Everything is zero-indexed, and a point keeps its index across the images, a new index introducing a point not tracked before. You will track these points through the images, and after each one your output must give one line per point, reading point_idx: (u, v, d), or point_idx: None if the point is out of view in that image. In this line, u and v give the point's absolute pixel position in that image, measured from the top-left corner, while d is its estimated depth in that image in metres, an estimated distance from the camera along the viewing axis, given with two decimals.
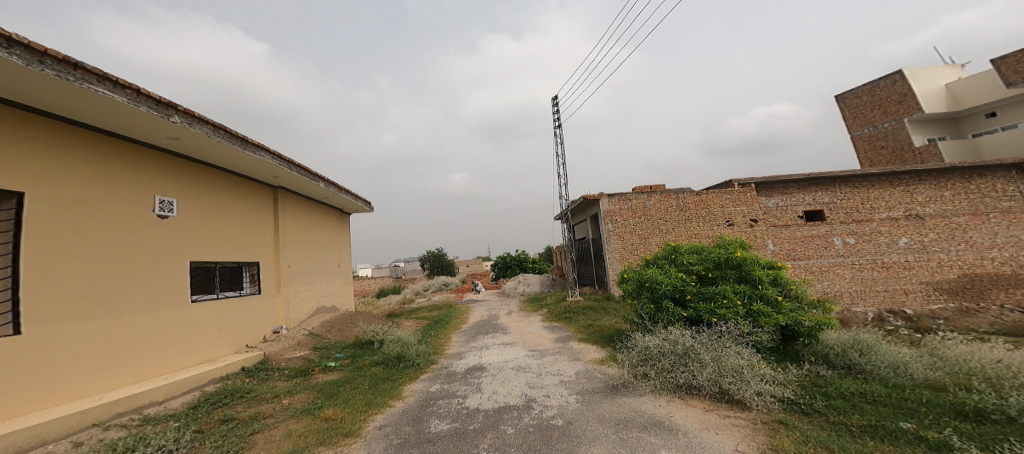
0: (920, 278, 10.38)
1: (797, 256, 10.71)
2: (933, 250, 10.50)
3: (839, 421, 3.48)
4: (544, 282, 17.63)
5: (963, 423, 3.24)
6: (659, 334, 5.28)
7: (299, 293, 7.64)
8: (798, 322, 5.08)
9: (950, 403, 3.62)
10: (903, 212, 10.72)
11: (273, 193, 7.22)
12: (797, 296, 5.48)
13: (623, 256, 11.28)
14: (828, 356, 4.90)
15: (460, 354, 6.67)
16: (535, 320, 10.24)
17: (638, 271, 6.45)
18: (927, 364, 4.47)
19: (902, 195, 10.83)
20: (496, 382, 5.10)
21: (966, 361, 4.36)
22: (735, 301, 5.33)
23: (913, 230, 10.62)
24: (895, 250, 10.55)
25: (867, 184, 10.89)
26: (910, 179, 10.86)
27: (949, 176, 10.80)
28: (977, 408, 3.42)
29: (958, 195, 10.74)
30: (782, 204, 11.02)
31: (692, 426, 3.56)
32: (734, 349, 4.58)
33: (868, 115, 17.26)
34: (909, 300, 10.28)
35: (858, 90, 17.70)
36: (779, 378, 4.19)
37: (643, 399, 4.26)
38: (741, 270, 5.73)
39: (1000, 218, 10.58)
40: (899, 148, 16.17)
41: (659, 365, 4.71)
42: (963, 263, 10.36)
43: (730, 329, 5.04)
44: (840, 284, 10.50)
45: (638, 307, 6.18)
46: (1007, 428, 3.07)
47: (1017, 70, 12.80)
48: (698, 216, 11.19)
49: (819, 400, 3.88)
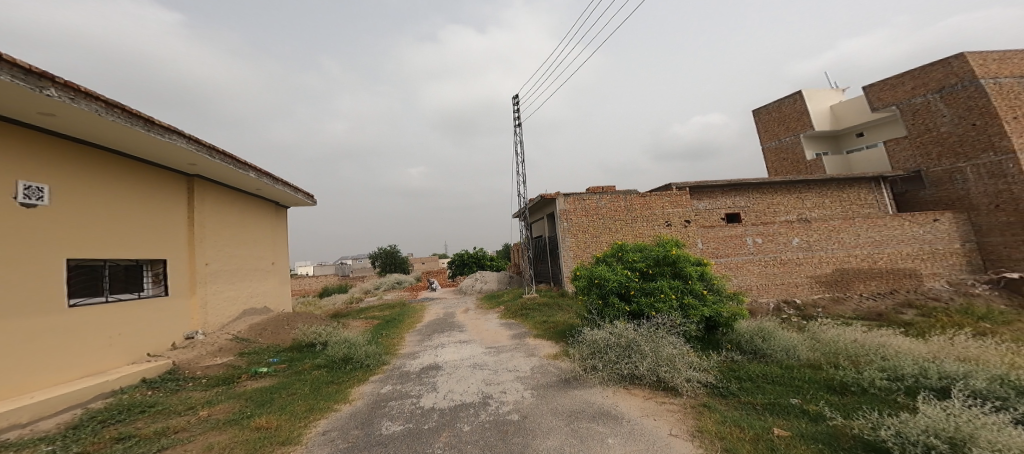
0: (808, 273, 11.81)
1: (720, 253, 11.66)
2: (816, 248, 11.91)
3: (748, 400, 3.91)
4: (502, 280, 17.77)
5: (832, 396, 3.79)
6: (606, 327, 5.57)
7: (220, 295, 7.02)
8: (718, 313, 5.63)
9: (825, 378, 4.22)
10: (796, 215, 12.64)
11: (189, 183, 6.55)
12: (718, 290, 6.05)
13: (575, 254, 11.67)
14: (740, 343, 5.47)
15: (413, 354, 6.52)
16: (492, 317, 10.27)
17: (588, 268, 6.71)
18: (810, 346, 5.17)
19: (796, 201, 12.79)
20: (452, 380, 5.07)
21: (836, 343, 5.11)
22: (670, 295, 5.76)
23: (803, 231, 11.90)
24: (794, 248, 11.85)
25: (772, 191, 12.65)
26: (803, 188, 12.81)
27: (830, 186, 12.97)
28: (843, 381, 4.02)
29: (834, 202, 13.01)
30: (710, 207, 12.42)
31: (634, 414, 3.80)
32: (668, 339, 4.97)
33: (775, 130, 19.37)
34: (799, 291, 11.72)
35: (769, 106, 19.73)
36: (704, 365, 4.61)
37: (593, 391, 4.46)
38: (676, 266, 6.19)
39: (863, 222, 12.14)
40: (796, 160, 18.39)
41: (606, 358, 4.98)
42: (836, 260, 11.92)
43: (665, 321, 5.45)
44: (751, 278, 11.65)
45: (588, 302, 6.45)
46: (865, 398, 3.64)
47: (880, 97, 15.16)
48: (642, 217, 11.86)
49: (734, 382, 4.34)
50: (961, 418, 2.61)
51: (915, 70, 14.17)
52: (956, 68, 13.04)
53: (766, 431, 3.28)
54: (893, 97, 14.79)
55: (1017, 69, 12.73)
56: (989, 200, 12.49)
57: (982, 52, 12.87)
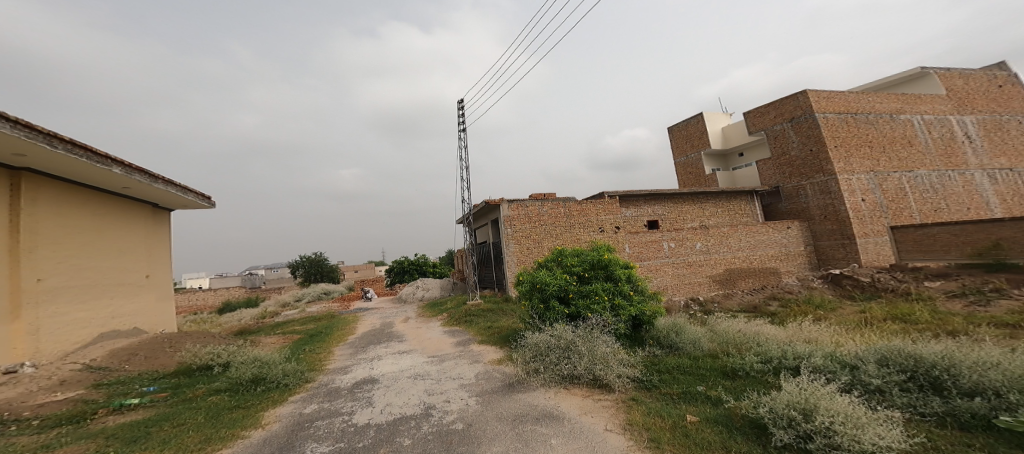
0: (708, 273, 13.30)
1: (643, 257, 12.59)
2: (713, 252, 13.44)
3: (667, 391, 4.33)
4: (444, 286, 17.55)
5: (726, 380, 4.35)
6: (547, 330, 5.79)
7: (58, 317, 6.08)
8: (642, 312, 6.13)
9: (721, 365, 4.80)
10: (698, 223, 14.24)
11: (12, 178, 5.60)
12: (642, 290, 6.58)
13: (519, 259, 11.89)
14: (658, 338, 6.00)
15: (344, 369, 6.20)
16: (435, 325, 10.08)
17: (530, 273, 6.90)
18: (710, 337, 5.84)
19: (698, 210, 14.38)
20: (390, 393, 4.92)
21: (730, 333, 5.84)
22: (603, 296, 6.15)
23: (705, 237, 13.40)
24: (700, 251, 13.31)
25: (681, 202, 14.16)
26: (703, 199, 14.52)
27: (720, 197, 14.87)
28: (734, 367, 4.63)
29: (726, 211, 14.86)
30: (635, 215, 13.50)
31: (573, 413, 4.00)
32: (602, 339, 5.31)
33: (683, 146, 21.52)
34: (701, 289, 13.12)
35: (678, 124, 21.88)
36: (631, 361, 5.00)
37: (536, 393, 4.60)
38: (608, 269, 6.60)
39: (744, 229, 13.99)
40: (698, 173, 20.56)
41: (547, 360, 5.17)
42: (727, 261, 13.56)
43: (598, 322, 5.80)
44: (666, 279, 12.77)
45: (530, 307, 6.64)
46: (752, 380, 4.23)
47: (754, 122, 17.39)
48: (579, 223, 12.43)
49: (656, 375, 4.75)
50: (812, 392, 3.19)
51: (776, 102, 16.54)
52: (802, 102, 15.53)
53: (682, 418, 3.65)
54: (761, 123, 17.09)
55: (840, 106, 15.54)
56: (823, 214, 14.93)
57: (819, 90, 15.49)
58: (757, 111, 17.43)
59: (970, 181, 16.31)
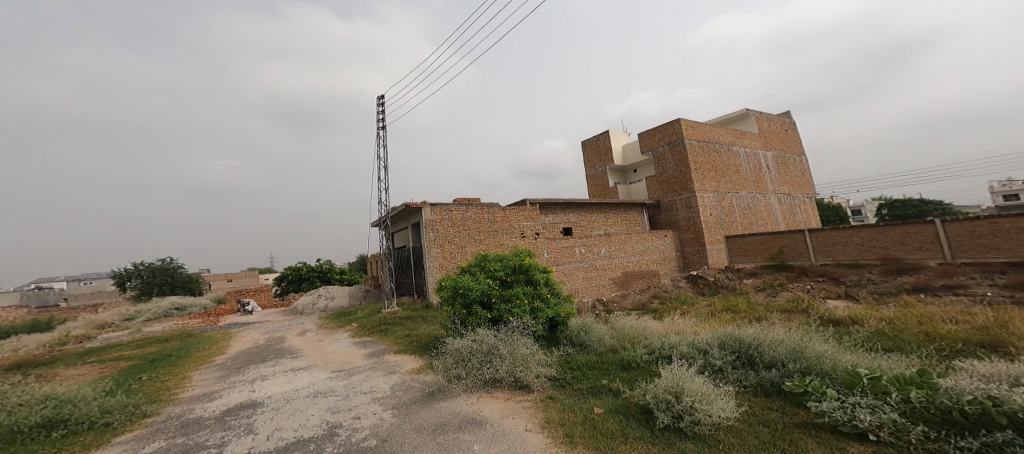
0: (610, 276, 14.55)
1: (559, 262, 13.27)
2: (613, 257, 14.75)
3: (579, 386, 4.65)
4: (354, 295, 16.50)
5: (624, 373, 4.83)
6: (469, 335, 5.79)
7: None
8: (558, 313, 6.48)
9: (621, 358, 5.29)
10: (601, 230, 15.52)
11: None
12: (558, 293, 6.95)
13: (441, 265, 11.69)
14: (571, 337, 6.40)
15: (211, 395, 5.49)
16: (342, 337, 9.41)
17: (453, 278, 6.84)
18: (612, 334, 6.40)
19: (603, 219, 15.75)
20: (280, 416, 4.50)
21: (629, 330, 6.46)
22: (524, 299, 6.37)
23: (607, 243, 14.65)
24: (604, 257, 14.51)
25: (590, 210, 15.26)
26: (607, 209, 15.94)
27: (618, 208, 16.46)
28: (632, 359, 5.14)
29: (623, 221, 16.55)
30: (553, 222, 14.24)
31: (495, 416, 4.07)
32: (522, 341, 5.48)
33: (593, 160, 23.27)
34: (604, 291, 14.26)
35: (589, 139, 23.63)
36: (548, 361, 5.26)
37: (458, 400, 4.58)
38: (529, 273, 6.85)
39: (632, 238, 15.60)
40: (603, 186, 22.37)
41: (469, 365, 5.18)
42: (622, 265, 14.99)
43: (519, 325, 5.99)
44: (577, 282, 13.62)
45: (452, 313, 6.58)
46: (645, 371, 4.76)
47: (645, 143, 19.36)
48: (502, 229, 12.67)
49: (570, 373, 5.07)
50: (681, 377, 3.74)
51: (657, 127, 18.68)
52: (677, 128, 17.77)
53: (591, 411, 3.95)
54: (649, 145, 19.20)
55: (698, 135, 18.16)
56: (689, 225, 17.27)
57: (688, 119, 18.04)
58: (644, 134, 19.45)
59: (767, 203, 20.24)
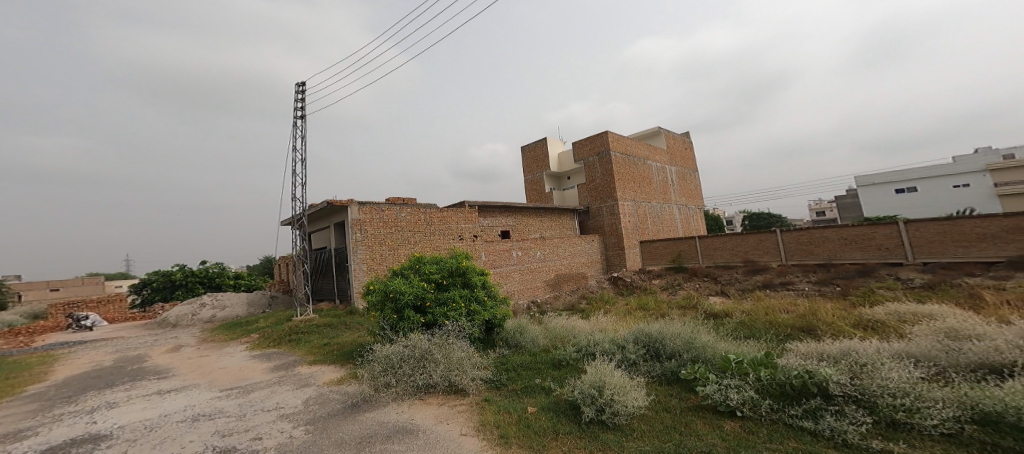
0: (545, 278, 15.04)
1: (496, 264, 13.43)
2: (546, 260, 15.26)
3: (513, 387, 4.76)
4: (255, 302, 15.00)
5: (555, 371, 5.03)
6: (399, 341, 5.58)
7: None
8: (494, 315, 6.57)
9: (554, 357, 5.51)
10: (537, 234, 15.95)
11: None
12: (495, 295, 7.03)
13: (369, 267, 11.05)
14: (507, 338, 6.52)
15: (23, 433, 4.53)
16: (242, 349, 8.49)
17: (382, 282, 6.56)
18: (546, 334, 6.63)
19: (539, 223, 16.21)
20: (145, 446, 3.95)
21: (562, 329, 6.76)
22: (460, 302, 6.34)
23: (542, 246, 15.17)
24: (539, 259, 14.97)
25: (525, 214, 15.60)
26: (542, 213, 16.45)
27: (552, 213, 17.04)
28: (562, 358, 5.39)
29: (556, 225, 17.18)
30: (491, 224, 14.34)
31: (428, 423, 4.01)
32: (457, 344, 5.44)
33: (531, 165, 23.83)
34: (539, 292, 14.71)
35: (528, 145, 24.18)
36: (483, 363, 5.32)
37: (386, 409, 4.42)
38: (466, 276, 6.84)
39: (562, 242, 16.23)
40: (539, 191, 23.02)
41: (399, 372, 5.01)
42: (554, 268, 15.55)
43: (454, 328, 5.94)
44: (513, 284, 13.86)
45: (381, 318, 6.30)
46: (572, 368, 5.02)
47: (578, 151, 20.19)
48: (439, 230, 12.48)
49: (505, 374, 5.16)
50: (603, 371, 4.02)
51: (588, 138, 19.68)
52: (606, 140, 18.91)
53: (525, 411, 4.05)
54: (581, 154, 20.12)
55: (621, 148, 19.56)
56: (612, 230, 18.50)
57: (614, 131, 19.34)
58: (577, 143, 20.35)
59: (671, 213, 22.42)
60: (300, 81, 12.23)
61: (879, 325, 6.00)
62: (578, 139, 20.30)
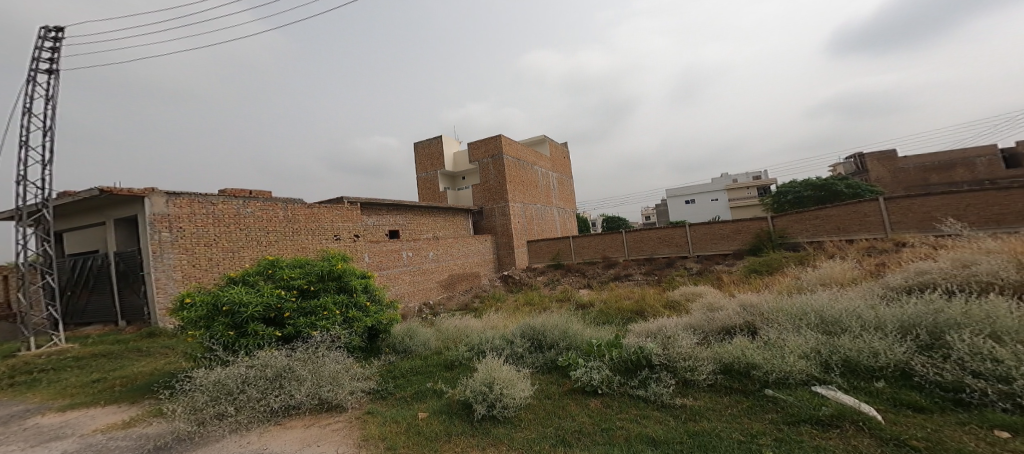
0: (438, 280, 14.78)
1: (382, 266, 12.61)
2: (442, 260, 15.16)
3: (401, 394, 4.55)
4: None
5: (446, 372, 5.03)
6: (242, 362, 4.50)
7: None
8: (379, 321, 6.16)
9: (445, 359, 5.46)
10: (432, 234, 15.70)
11: None
12: (379, 299, 6.60)
13: (185, 275, 8.48)
14: (394, 344, 6.22)
15: None
16: None
17: (215, 292, 5.18)
18: (437, 336, 6.54)
19: (432, 223, 15.85)
20: None
21: (454, 329, 6.76)
22: (334, 310, 5.62)
23: (436, 247, 14.98)
24: (432, 259, 14.70)
25: (418, 214, 15.09)
26: (436, 213, 16.18)
27: (446, 213, 16.86)
28: (453, 358, 5.39)
29: (451, 225, 17.11)
30: (377, 224, 13.43)
31: (292, 450, 3.47)
32: (331, 355, 4.83)
33: (424, 163, 23.11)
34: (432, 294, 14.41)
35: (422, 142, 23.39)
36: (365, 373, 4.94)
37: (229, 444, 3.61)
38: (341, 280, 6.17)
39: (456, 242, 16.22)
40: (433, 190, 22.54)
41: (245, 396, 4.11)
42: (449, 268, 15.49)
43: (325, 339, 5.18)
44: (402, 286, 13.17)
45: (208, 336, 4.85)
46: (461, 368, 5.09)
47: (474, 153, 20.36)
48: (306, 229, 10.94)
49: (390, 382, 4.91)
50: (492, 368, 4.16)
51: (484, 140, 20.06)
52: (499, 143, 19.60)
53: (415, 417, 3.93)
54: (477, 155, 20.32)
55: (512, 153, 20.47)
56: (503, 230, 19.23)
57: (507, 136, 20.14)
58: (473, 144, 20.49)
59: (553, 216, 24.37)
60: (50, 25, 8.98)
61: (677, 302, 7.65)
62: (473, 140, 20.46)
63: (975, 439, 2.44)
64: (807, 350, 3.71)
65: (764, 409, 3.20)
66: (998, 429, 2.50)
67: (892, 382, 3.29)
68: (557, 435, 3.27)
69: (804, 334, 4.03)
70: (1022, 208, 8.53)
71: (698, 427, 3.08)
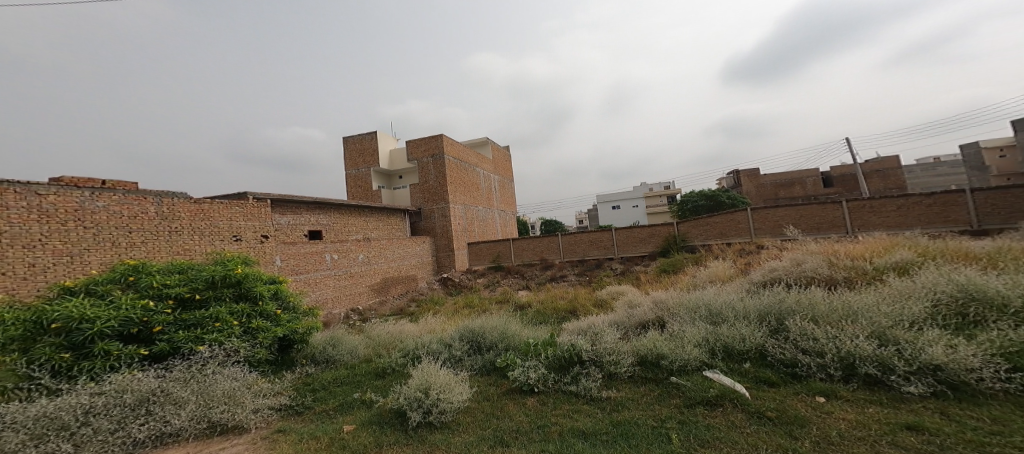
0: (367, 284, 13.84)
1: (298, 270, 11.06)
2: (373, 262, 14.29)
3: (322, 409, 4.18)
4: None
5: (377, 380, 4.76)
6: (87, 388, 3.57)
7: None
8: (294, 330, 5.51)
9: (375, 367, 5.17)
10: (363, 236, 14.78)
11: None
12: (293, 307, 5.95)
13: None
14: (313, 355, 5.66)
15: None
16: None
17: (45, 306, 4.04)
18: (367, 343, 6.15)
19: (362, 223, 14.87)
20: None
21: (387, 336, 6.42)
22: (230, 321, 4.81)
23: (367, 248, 14.07)
24: (361, 263, 13.73)
25: (347, 214, 14.12)
26: (367, 213, 15.20)
27: (379, 213, 15.95)
28: (384, 366, 5.12)
29: (386, 226, 16.31)
30: (292, 223, 11.92)
31: None
32: (225, 372, 4.16)
33: (355, 159, 21.66)
34: (361, 299, 13.45)
35: (353, 137, 21.90)
36: (275, 389, 4.39)
37: None
38: (239, 287, 5.34)
39: (389, 244, 15.42)
40: (364, 188, 21.24)
41: (96, 426, 3.29)
42: (381, 271, 14.67)
43: (215, 355, 4.38)
44: (326, 292, 11.93)
45: (21, 361, 3.68)
46: (397, 375, 4.86)
47: (412, 151, 19.62)
48: (193, 228, 8.34)
49: (308, 396, 4.45)
50: (428, 373, 4.05)
51: (424, 139, 19.43)
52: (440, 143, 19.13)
53: (341, 431, 3.65)
54: (416, 154, 19.57)
55: (453, 153, 20.07)
56: (443, 232, 18.77)
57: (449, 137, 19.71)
58: (413, 142, 19.71)
59: (493, 219, 24.42)
60: None
61: (605, 301, 8.20)
62: (413, 138, 19.71)
63: (806, 406, 3.06)
64: (699, 339, 4.24)
65: (670, 395, 3.57)
66: (817, 395, 3.20)
67: (755, 361, 3.90)
68: (496, 437, 3.29)
69: (697, 326, 4.59)
70: (830, 220, 12.59)
71: (621, 417, 3.33)
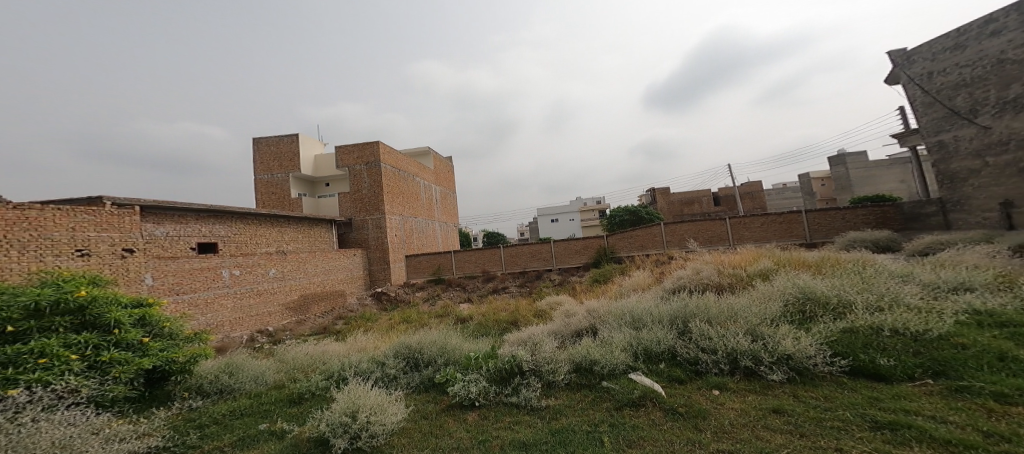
0: (279, 301, 12.66)
1: (180, 290, 9.55)
2: (289, 277, 13.22)
3: (214, 446, 3.59)
4: None
5: (291, 408, 4.36)
6: None
7: None
8: (171, 360, 4.46)
9: (289, 394, 4.71)
10: (275, 249, 13.73)
11: None
12: (169, 334, 4.80)
13: None
14: (200, 387, 4.79)
15: None
16: None
17: None
18: (276, 369, 5.56)
19: (274, 235, 13.79)
20: None
21: (297, 360, 5.84)
22: (69, 354, 3.68)
23: (280, 262, 12.96)
24: (273, 278, 12.55)
25: (254, 223, 12.99)
26: (283, 224, 14.22)
27: (296, 223, 14.79)
28: (301, 392, 4.68)
29: (305, 237, 15.30)
30: (173, 234, 10.50)
31: None
32: (61, 415, 3.19)
33: (269, 164, 19.92)
34: (271, 320, 12.19)
35: (268, 138, 20.09)
36: (141, 429, 3.54)
37: None
38: (82, 313, 4.12)
39: (309, 256, 14.35)
40: (282, 195, 19.65)
41: None
42: (300, 287, 13.64)
43: (41, 398, 3.28)
44: (221, 314, 10.55)
45: None
46: (314, 401, 4.45)
47: (343, 157, 18.68)
48: (19, 241, 6.43)
49: (193, 433, 3.78)
50: (358, 396, 3.74)
51: (359, 145, 18.65)
52: (375, 150, 18.49)
53: None
54: (348, 160, 18.69)
55: (391, 161, 19.49)
56: (377, 244, 18.07)
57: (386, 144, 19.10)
58: (347, 147, 18.78)
59: (434, 230, 23.93)
60: None
61: (546, 311, 8.20)
62: (346, 144, 18.80)
63: (706, 399, 3.22)
64: (625, 344, 4.32)
65: (602, 399, 3.58)
66: (712, 388, 3.38)
67: (668, 361, 4.04)
68: None
69: (623, 332, 4.69)
70: (717, 232, 14.48)
71: (559, 425, 3.27)
